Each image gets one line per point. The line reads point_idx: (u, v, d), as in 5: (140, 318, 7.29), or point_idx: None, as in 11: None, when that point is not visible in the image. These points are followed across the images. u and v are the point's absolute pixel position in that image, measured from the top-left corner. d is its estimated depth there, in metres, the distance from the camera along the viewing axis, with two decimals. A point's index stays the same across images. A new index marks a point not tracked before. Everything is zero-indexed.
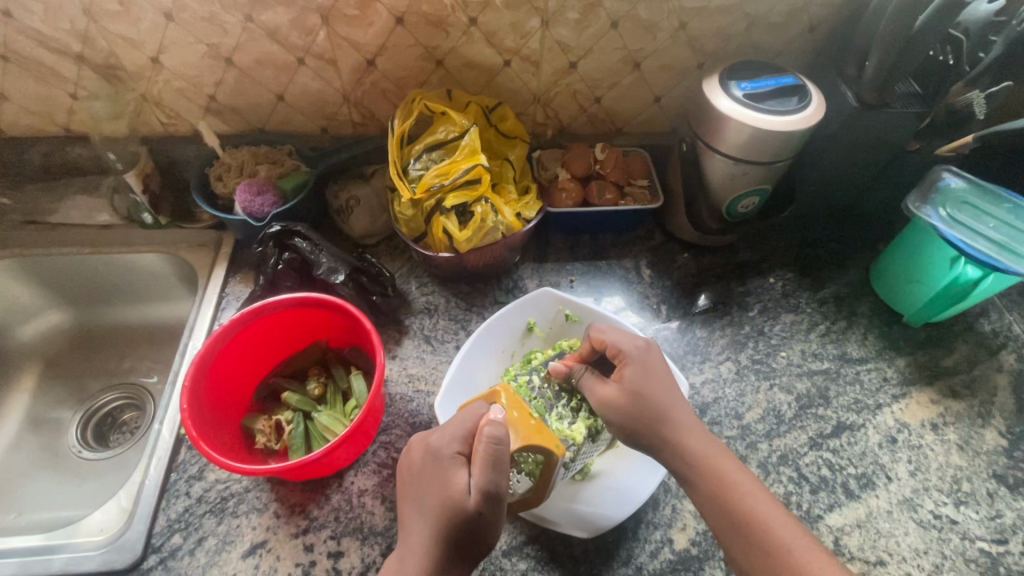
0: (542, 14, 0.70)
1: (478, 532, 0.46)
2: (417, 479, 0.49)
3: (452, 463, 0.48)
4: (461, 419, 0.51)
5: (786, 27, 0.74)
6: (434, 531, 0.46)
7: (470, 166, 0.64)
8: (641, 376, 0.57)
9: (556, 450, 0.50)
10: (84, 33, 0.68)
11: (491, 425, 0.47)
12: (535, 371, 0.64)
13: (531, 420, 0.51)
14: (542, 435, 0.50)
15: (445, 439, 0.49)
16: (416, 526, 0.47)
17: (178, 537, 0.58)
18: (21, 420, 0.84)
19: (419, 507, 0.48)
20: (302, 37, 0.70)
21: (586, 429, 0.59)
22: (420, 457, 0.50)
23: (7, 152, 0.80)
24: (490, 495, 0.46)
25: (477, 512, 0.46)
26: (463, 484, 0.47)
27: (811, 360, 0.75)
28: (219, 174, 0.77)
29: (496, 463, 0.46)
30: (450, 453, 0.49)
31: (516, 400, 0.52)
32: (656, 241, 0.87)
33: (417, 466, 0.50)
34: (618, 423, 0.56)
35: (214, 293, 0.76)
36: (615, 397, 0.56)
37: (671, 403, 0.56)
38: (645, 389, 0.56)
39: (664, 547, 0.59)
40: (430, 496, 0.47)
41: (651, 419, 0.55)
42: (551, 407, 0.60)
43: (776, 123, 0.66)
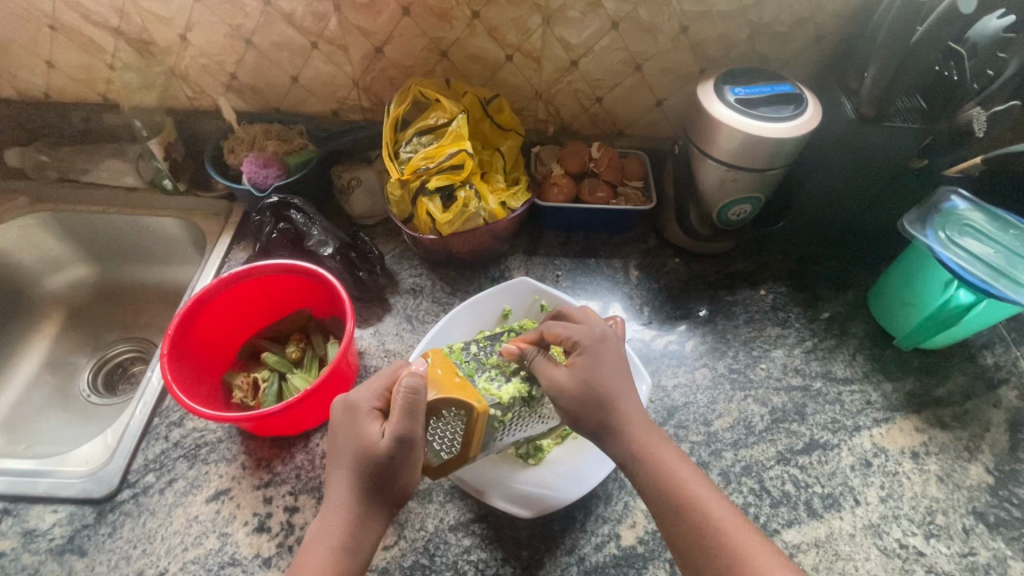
0: (543, 11, 0.72)
1: (397, 474, 0.50)
2: (340, 433, 0.53)
3: (368, 414, 0.52)
4: (381, 376, 0.54)
5: (792, 37, 0.73)
6: (357, 477, 0.50)
7: (455, 151, 0.65)
8: (591, 364, 0.56)
9: (476, 402, 0.51)
10: (122, 9, 0.74)
11: (403, 377, 0.50)
12: (475, 341, 0.65)
13: (454, 377, 0.54)
14: (463, 391, 0.52)
15: (362, 393, 0.53)
16: (340, 475, 0.51)
17: (151, 476, 0.62)
18: (40, 361, 0.92)
19: (341, 457, 0.52)
20: (316, 22, 0.74)
21: (516, 393, 0.58)
22: (340, 412, 0.54)
23: (51, 115, 0.88)
24: (403, 442, 0.49)
25: (390, 456, 0.49)
26: (377, 433, 0.50)
27: (791, 375, 0.73)
28: (232, 147, 0.81)
29: (410, 412, 0.49)
30: (367, 407, 0.52)
31: (443, 360, 0.55)
32: (649, 244, 0.87)
33: (338, 421, 0.53)
34: (562, 406, 0.56)
35: (217, 258, 0.81)
36: (566, 383, 0.55)
37: (621, 392, 0.56)
38: (595, 375, 0.55)
39: (610, 541, 0.59)
40: (349, 448, 0.51)
41: (596, 409, 0.55)
42: (484, 371, 0.61)
43: (766, 130, 0.66)
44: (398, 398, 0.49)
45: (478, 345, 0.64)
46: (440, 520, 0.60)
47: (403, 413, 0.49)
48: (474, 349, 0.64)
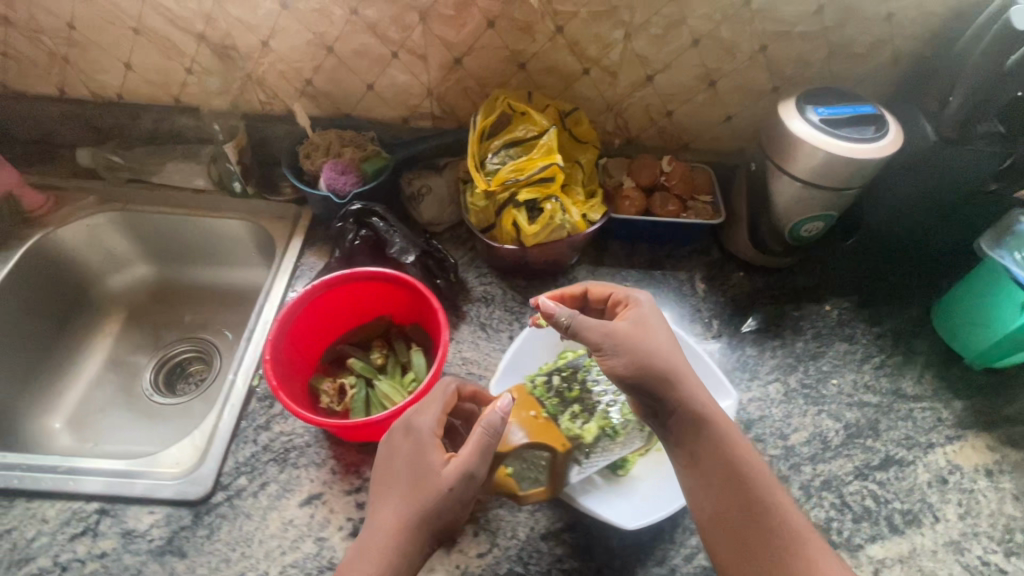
0: (627, 28, 0.73)
1: (449, 512, 0.51)
2: (396, 464, 0.54)
3: (430, 445, 0.54)
4: (445, 405, 0.57)
5: (870, 57, 0.74)
6: (409, 507, 0.51)
7: (546, 164, 0.66)
8: (641, 316, 0.60)
9: (561, 446, 0.57)
10: (208, 15, 0.74)
11: (485, 413, 0.52)
12: (555, 372, 0.66)
13: (539, 418, 0.59)
14: (548, 433, 0.58)
15: (426, 421, 0.55)
16: (390, 504, 0.52)
17: (243, 479, 0.63)
18: (103, 359, 0.92)
19: (395, 484, 0.53)
20: (400, 32, 0.75)
21: (598, 429, 0.61)
22: (396, 440, 0.55)
23: (122, 115, 0.88)
24: (468, 478, 0.51)
25: (450, 491, 0.50)
26: (441, 466, 0.52)
27: (862, 391, 0.74)
28: (307, 152, 0.82)
29: (485, 451, 0.51)
30: (430, 436, 0.54)
31: (526, 399, 0.61)
32: (713, 257, 0.88)
33: (392, 447, 0.55)
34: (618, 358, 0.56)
35: (290, 262, 0.82)
36: (623, 332, 0.57)
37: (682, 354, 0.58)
38: (647, 328, 0.58)
39: (700, 553, 0.60)
40: (406, 475, 0.53)
41: (663, 359, 0.56)
42: (564, 408, 0.62)
43: (848, 149, 0.67)
44: (475, 436, 0.51)
45: (561, 377, 0.65)
46: (531, 528, 0.61)
47: (479, 450, 0.51)
48: (556, 382, 0.64)
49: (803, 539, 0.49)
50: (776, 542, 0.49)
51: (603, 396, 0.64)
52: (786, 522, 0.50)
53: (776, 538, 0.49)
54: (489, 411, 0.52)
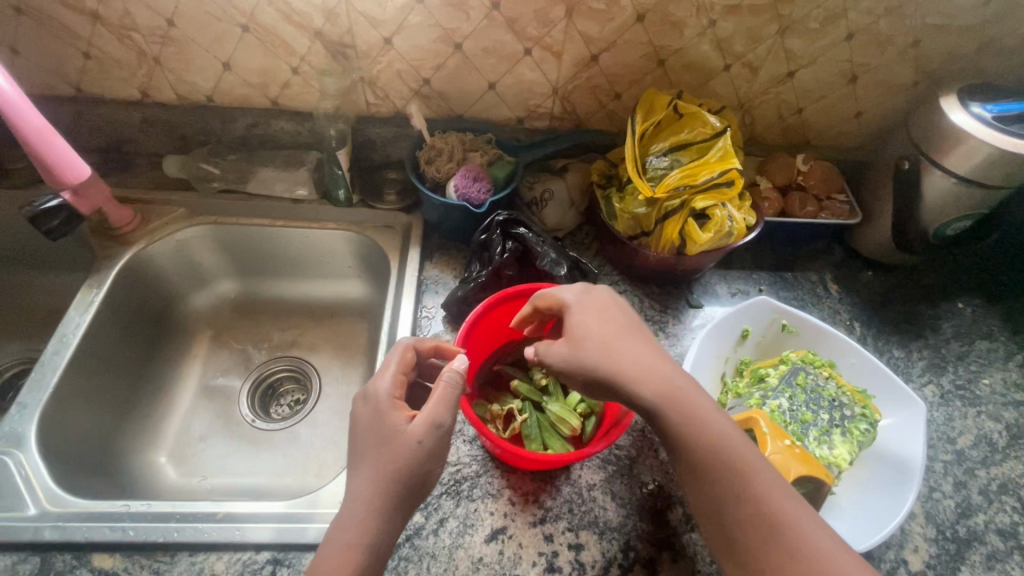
0: (782, 22, 0.69)
1: (420, 472, 0.50)
2: (361, 429, 0.52)
3: (389, 405, 0.52)
4: (390, 362, 0.56)
5: (1019, 51, 0.73)
6: (377, 469, 0.49)
7: (723, 170, 0.62)
8: (583, 325, 0.54)
9: (829, 479, 0.53)
10: (330, 9, 0.68)
11: (444, 370, 0.53)
12: (781, 392, 0.63)
13: (797, 448, 0.54)
14: (811, 465, 0.54)
15: (384, 383, 0.54)
16: (364, 470, 0.49)
17: (419, 516, 0.59)
18: (197, 384, 0.85)
19: (362, 455, 0.50)
20: (540, 28, 0.70)
21: (849, 455, 0.59)
22: (366, 414, 0.52)
23: (212, 120, 0.81)
24: (435, 429, 0.50)
25: (417, 443, 0.50)
26: (405, 424, 0.51)
27: (1014, 390, 0.74)
28: (428, 158, 0.77)
29: (450, 401, 0.52)
30: (388, 397, 0.53)
31: (774, 426, 0.56)
32: (838, 256, 0.87)
33: (363, 424, 0.52)
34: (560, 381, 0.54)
35: (413, 276, 0.77)
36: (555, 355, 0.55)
37: (620, 346, 0.53)
38: (587, 340, 0.53)
39: (900, 567, 0.59)
40: (377, 446, 0.50)
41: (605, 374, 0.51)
42: (807, 432, 0.60)
43: (1014, 143, 0.65)
44: (440, 387, 0.52)
45: (788, 400, 0.62)
46: None
47: (447, 404, 0.52)
48: (787, 406, 0.61)
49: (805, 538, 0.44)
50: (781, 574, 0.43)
51: (837, 417, 0.61)
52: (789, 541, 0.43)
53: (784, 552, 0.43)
54: (445, 369, 0.53)
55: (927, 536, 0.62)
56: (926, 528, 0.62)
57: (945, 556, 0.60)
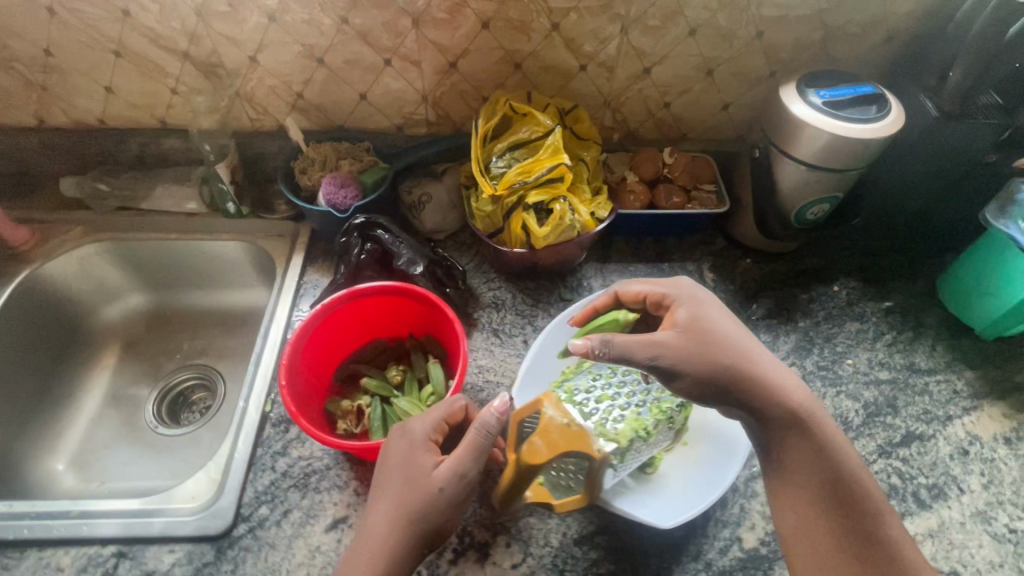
0: (623, 21, 0.72)
1: (440, 516, 0.51)
2: (393, 459, 0.54)
3: (423, 447, 0.54)
4: (436, 407, 0.57)
5: (864, 36, 0.74)
6: (401, 510, 0.51)
7: (553, 165, 0.66)
8: (695, 316, 0.59)
9: (595, 453, 0.52)
10: (191, 32, 0.72)
11: (479, 415, 0.53)
12: (585, 373, 0.62)
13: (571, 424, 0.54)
14: (579, 439, 0.53)
15: (420, 425, 0.55)
16: (384, 508, 0.51)
17: (265, 509, 0.62)
18: (103, 394, 0.89)
19: (387, 490, 0.52)
20: (392, 39, 0.73)
21: (632, 432, 0.56)
22: (396, 450, 0.55)
23: (106, 141, 0.86)
24: (462, 480, 0.52)
25: (441, 489, 0.51)
26: (433, 467, 0.53)
27: (877, 369, 0.75)
28: (303, 168, 0.80)
29: (481, 452, 0.53)
30: (422, 439, 0.55)
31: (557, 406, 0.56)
32: (718, 246, 0.88)
33: (395, 456, 0.54)
34: (676, 369, 0.55)
35: (292, 281, 0.80)
36: (679, 342, 0.56)
37: (752, 348, 0.57)
38: (709, 329, 0.57)
39: (733, 545, 0.61)
40: (402, 483, 0.52)
41: (735, 360, 0.56)
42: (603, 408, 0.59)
43: (847, 129, 0.66)
44: (470, 436, 0.52)
45: (588, 380, 0.61)
46: (564, 534, 0.61)
47: (473, 452, 0.52)
48: (583, 385, 0.60)
49: (878, 514, 0.51)
50: (874, 557, 0.49)
51: (633, 398, 0.60)
52: (880, 530, 0.50)
53: (869, 538, 0.50)
54: (486, 412, 0.53)
55: (766, 514, 0.63)
56: (766, 507, 0.63)
57: None
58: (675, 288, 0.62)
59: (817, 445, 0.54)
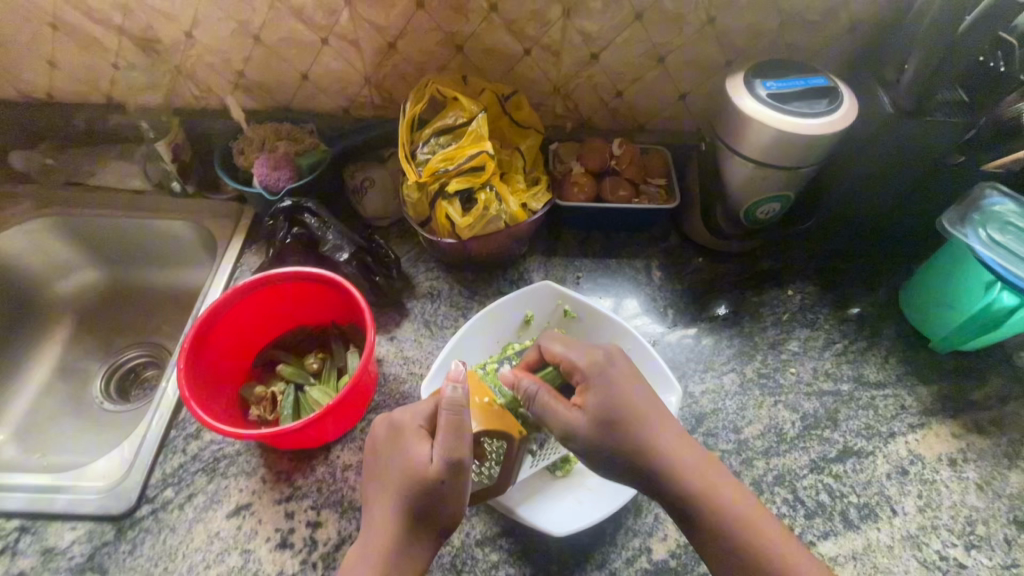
0: (564, 2, 0.68)
1: (444, 501, 0.50)
2: (381, 450, 0.53)
3: (414, 435, 0.52)
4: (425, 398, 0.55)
5: (824, 23, 0.70)
6: (399, 498, 0.50)
7: (475, 152, 0.63)
8: (603, 397, 0.55)
9: (515, 432, 0.57)
10: (124, 5, 0.71)
11: (448, 389, 0.50)
12: (506, 358, 0.67)
13: (491, 407, 0.58)
14: (500, 420, 0.57)
15: (407, 415, 0.53)
16: (381, 498, 0.51)
17: (170, 491, 0.61)
18: (51, 368, 0.90)
19: (383, 481, 0.52)
20: (326, 17, 0.71)
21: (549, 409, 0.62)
22: (383, 436, 0.54)
23: (55, 116, 0.86)
24: (449, 464, 0.49)
25: (437, 477, 0.49)
26: (424, 454, 0.50)
27: (822, 380, 0.71)
28: (242, 148, 0.79)
29: (458, 431, 0.49)
30: (412, 427, 0.53)
31: (480, 388, 0.60)
32: (671, 243, 0.83)
33: (382, 447, 0.54)
34: (586, 454, 0.54)
35: (229, 262, 0.79)
36: (587, 428, 0.54)
37: (649, 425, 0.54)
38: (613, 411, 0.54)
39: (642, 555, 0.58)
40: (393, 471, 0.51)
41: (625, 444, 0.53)
42: None
43: (793, 124, 0.62)
44: (446, 417, 0.49)
45: (510, 364, 0.66)
46: (466, 534, 0.59)
47: (458, 433, 0.49)
48: (507, 369, 0.66)
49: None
50: None
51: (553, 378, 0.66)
52: None
53: None
54: (446, 387, 0.51)
55: (681, 525, 0.60)
56: None
57: (695, 546, 0.58)
58: (590, 363, 0.57)
59: (710, 526, 0.51)
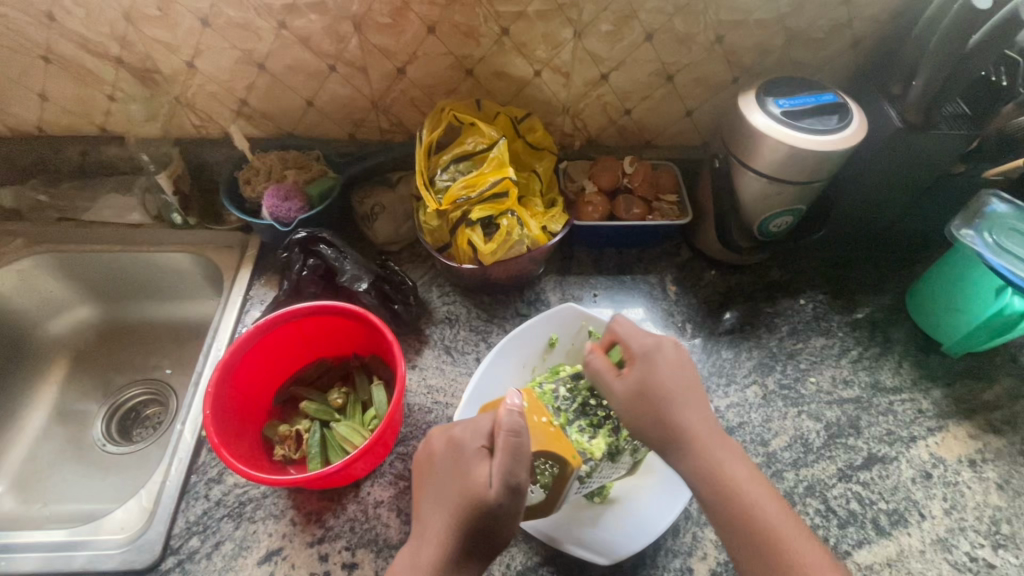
0: (575, 25, 0.68)
1: (497, 523, 0.49)
2: (440, 466, 0.53)
3: (473, 455, 0.51)
4: (485, 417, 0.54)
5: (827, 41, 0.72)
6: (452, 518, 0.49)
7: (498, 179, 0.64)
8: (645, 374, 0.56)
9: (572, 459, 0.52)
10: (123, 37, 0.69)
11: (507, 412, 0.50)
12: (562, 381, 0.64)
13: (551, 428, 0.54)
14: (559, 443, 0.52)
15: (468, 433, 0.53)
16: (433, 516, 0.51)
17: (196, 540, 0.59)
18: (48, 411, 0.85)
19: (437, 496, 0.51)
20: (334, 44, 0.70)
21: (606, 445, 0.58)
22: (444, 450, 0.54)
23: (46, 149, 0.83)
24: (507, 488, 0.48)
25: (493, 501, 0.48)
26: (480, 476, 0.49)
27: (841, 388, 0.72)
28: (248, 178, 0.78)
29: (515, 453, 0.48)
30: (473, 448, 0.52)
31: (537, 406, 0.56)
32: (683, 257, 0.84)
33: (440, 460, 0.53)
34: (623, 418, 0.57)
35: (238, 295, 0.77)
36: (623, 394, 0.56)
37: (681, 402, 0.54)
38: (652, 388, 0.55)
39: None
40: (449, 490, 0.51)
41: (656, 420, 0.54)
42: (574, 418, 0.61)
43: (808, 141, 0.63)
44: (504, 439, 0.48)
45: (567, 389, 0.63)
46: (507, 566, 0.58)
47: (518, 458, 0.48)
48: (563, 393, 0.63)
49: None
50: None
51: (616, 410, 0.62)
52: None
53: None
54: (502, 412, 0.50)
55: (719, 544, 0.60)
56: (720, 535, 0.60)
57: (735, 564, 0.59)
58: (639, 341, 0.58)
59: (717, 493, 0.50)
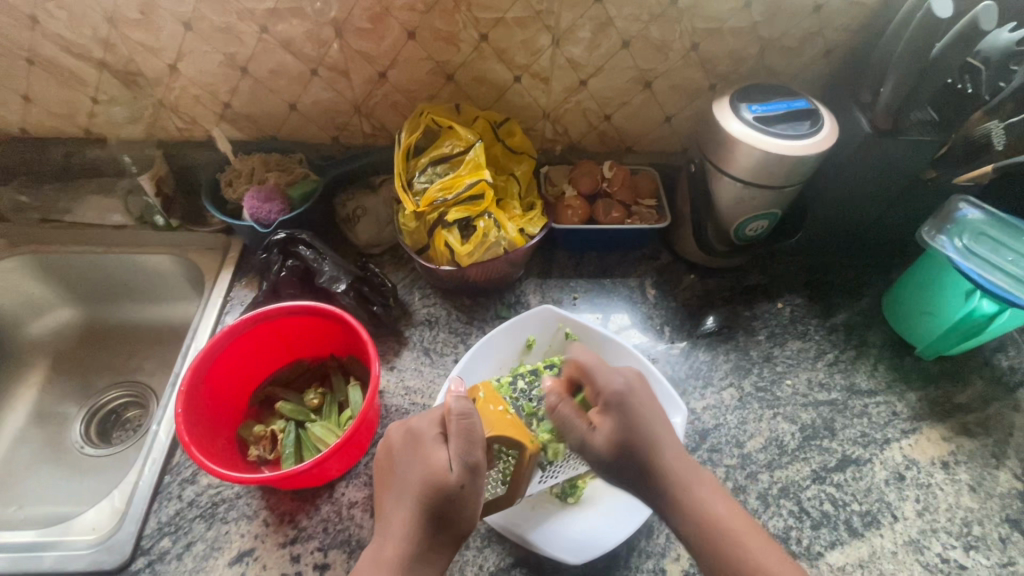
0: (553, 32, 0.70)
1: (460, 507, 0.49)
2: (399, 456, 0.53)
3: (429, 442, 0.52)
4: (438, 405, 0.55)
5: (800, 49, 0.73)
6: (415, 506, 0.49)
7: (473, 181, 0.65)
8: (620, 423, 0.55)
9: (526, 442, 0.53)
10: (106, 40, 0.70)
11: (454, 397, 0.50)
12: (521, 375, 0.64)
13: (506, 415, 0.55)
14: (514, 428, 0.54)
15: (423, 422, 0.54)
16: (397, 508, 0.51)
17: (167, 540, 0.59)
18: (26, 413, 0.85)
19: (401, 488, 0.51)
20: (316, 49, 0.71)
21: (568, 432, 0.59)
22: (402, 440, 0.54)
23: (30, 151, 0.83)
24: (466, 468, 0.49)
25: (454, 484, 0.49)
26: (437, 462, 0.50)
27: (817, 391, 0.72)
28: (230, 180, 0.78)
29: (468, 436, 0.49)
30: (429, 434, 0.52)
31: (492, 394, 0.57)
32: (663, 261, 0.85)
33: (400, 450, 0.54)
34: (602, 468, 0.55)
35: (218, 297, 0.77)
36: (602, 445, 0.55)
37: (660, 446, 0.55)
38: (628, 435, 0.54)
39: None
40: (410, 479, 0.51)
41: (635, 463, 0.54)
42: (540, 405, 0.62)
43: (778, 146, 0.64)
44: (455, 422, 0.50)
45: (525, 381, 0.64)
46: (480, 567, 0.58)
47: (471, 438, 0.49)
48: (521, 385, 0.63)
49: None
50: None
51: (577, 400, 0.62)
52: None
53: None
54: (451, 398, 0.51)
55: None
56: None
57: None
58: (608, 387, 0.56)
59: (698, 531, 0.51)
